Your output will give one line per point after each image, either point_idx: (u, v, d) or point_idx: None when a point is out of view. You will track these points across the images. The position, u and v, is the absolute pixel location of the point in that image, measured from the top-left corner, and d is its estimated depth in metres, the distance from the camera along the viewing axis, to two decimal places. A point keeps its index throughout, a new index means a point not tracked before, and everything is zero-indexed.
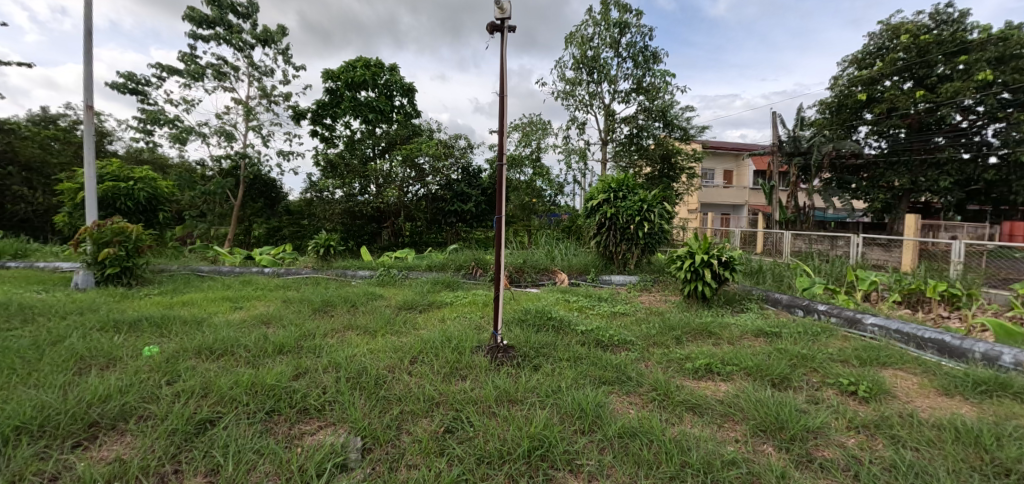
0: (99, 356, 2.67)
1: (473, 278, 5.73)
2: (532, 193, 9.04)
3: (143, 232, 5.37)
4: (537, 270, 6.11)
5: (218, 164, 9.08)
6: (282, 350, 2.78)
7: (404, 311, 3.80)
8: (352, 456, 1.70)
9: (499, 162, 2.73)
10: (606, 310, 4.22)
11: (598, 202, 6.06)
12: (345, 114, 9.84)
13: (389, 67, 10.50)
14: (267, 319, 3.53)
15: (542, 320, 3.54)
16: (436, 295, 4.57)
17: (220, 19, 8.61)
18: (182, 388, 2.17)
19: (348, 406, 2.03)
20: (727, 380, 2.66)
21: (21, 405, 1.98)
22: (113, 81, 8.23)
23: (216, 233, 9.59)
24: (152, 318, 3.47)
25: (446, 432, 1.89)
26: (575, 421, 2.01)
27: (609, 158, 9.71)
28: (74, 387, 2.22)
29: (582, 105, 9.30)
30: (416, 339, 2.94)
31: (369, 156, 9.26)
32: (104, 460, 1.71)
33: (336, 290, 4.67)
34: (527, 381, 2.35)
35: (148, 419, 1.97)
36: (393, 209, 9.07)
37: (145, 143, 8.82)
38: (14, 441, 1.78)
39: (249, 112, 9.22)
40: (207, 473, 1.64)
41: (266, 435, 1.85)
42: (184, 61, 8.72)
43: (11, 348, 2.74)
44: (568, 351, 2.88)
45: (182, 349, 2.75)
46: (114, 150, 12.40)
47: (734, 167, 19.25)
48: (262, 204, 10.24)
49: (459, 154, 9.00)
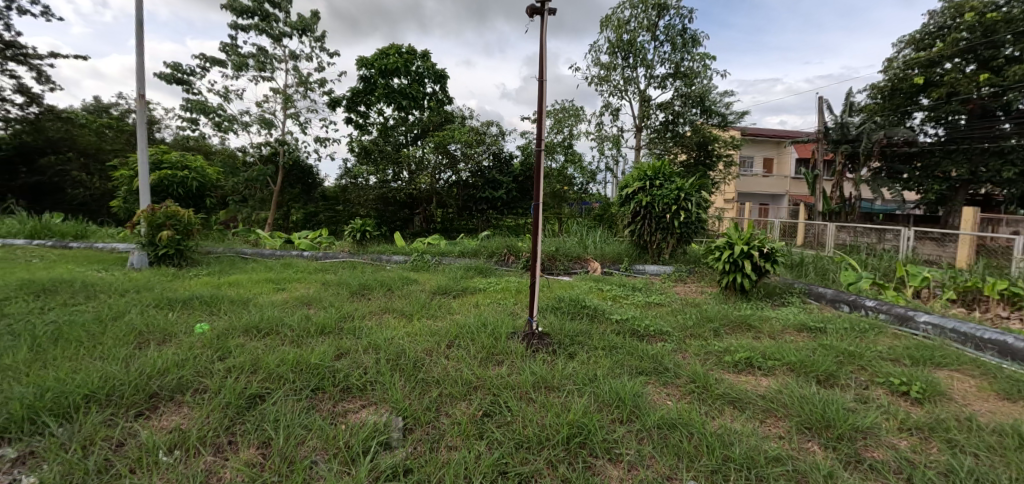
0: (155, 332, 2.83)
1: (506, 265, 5.75)
2: (563, 181, 8.89)
3: (192, 216, 5.64)
4: (570, 258, 6.05)
5: (259, 150, 9.36)
6: (324, 330, 2.87)
7: (438, 296, 3.86)
8: (394, 435, 1.74)
9: (536, 145, 2.70)
10: (641, 299, 4.16)
11: (633, 190, 5.96)
12: (379, 102, 9.99)
13: (421, 53, 10.48)
14: (308, 300, 3.65)
15: (577, 308, 3.51)
16: (470, 280, 4.60)
17: (258, 9, 8.83)
18: (233, 364, 2.28)
19: (388, 387, 2.07)
20: (769, 374, 2.58)
21: (88, 376, 2.12)
22: (161, 72, 8.61)
23: (257, 218, 9.97)
24: (202, 297, 3.65)
25: (484, 416, 1.91)
26: (613, 410, 1.99)
27: (643, 146, 9.51)
28: (134, 360, 2.36)
29: (617, 90, 9.10)
30: (452, 324, 2.97)
31: (402, 143, 9.46)
32: (164, 429, 1.81)
33: (372, 274, 4.77)
34: (564, 368, 2.34)
35: (202, 392, 2.09)
36: (425, 195, 9.17)
37: (193, 131, 9.23)
38: (85, 408, 1.92)
39: (288, 100, 9.49)
40: (260, 446, 1.71)
41: (312, 411, 1.91)
42: (226, 51, 9.02)
43: (78, 322, 2.95)
44: (604, 340, 2.85)
45: (231, 327, 2.88)
46: (161, 137, 13.11)
47: (775, 155, 18.48)
48: (299, 190, 10.44)
49: (491, 141, 8.91)
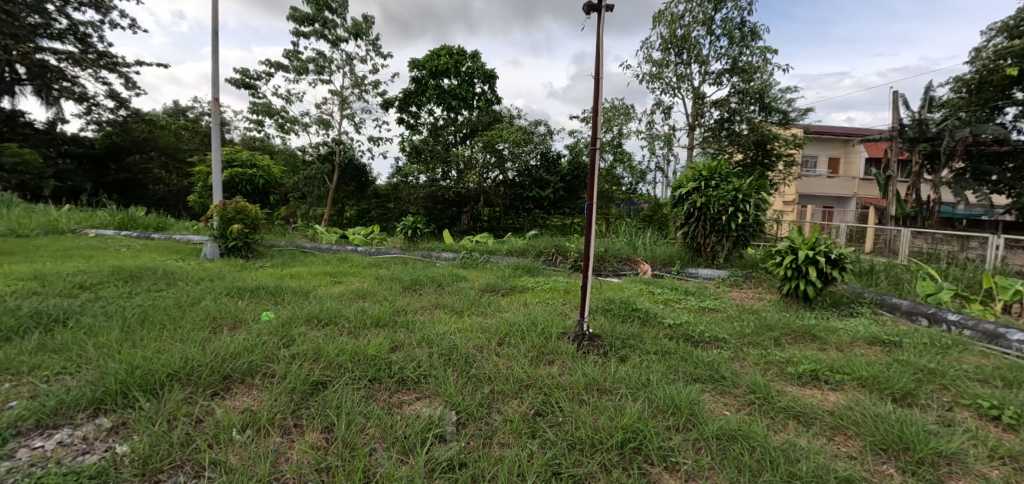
0: (228, 318, 3.04)
1: (553, 265, 5.72)
2: (611, 181, 8.72)
3: (258, 211, 6.03)
4: (619, 259, 5.95)
5: (317, 150, 9.83)
6: (379, 322, 2.98)
7: (487, 294, 3.90)
8: (449, 428, 1.78)
9: (592, 144, 2.71)
10: (694, 304, 4.01)
11: (687, 191, 5.75)
12: (429, 102, 10.23)
13: (472, 54, 10.56)
14: (363, 294, 3.79)
15: (628, 310, 3.43)
16: (518, 279, 4.63)
17: (318, 16, 9.28)
18: (297, 351, 2.41)
19: (442, 380, 2.12)
20: (837, 389, 2.41)
21: (172, 356, 2.31)
22: (231, 77, 9.24)
23: (315, 214, 10.49)
24: (268, 287, 3.89)
25: (536, 414, 1.91)
26: (668, 416, 1.93)
27: (696, 144, 9.16)
28: (210, 344, 2.55)
29: (670, 88, 8.81)
30: (502, 321, 2.99)
31: (451, 142, 9.64)
32: (237, 409, 1.94)
33: (422, 270, 4.90)
34: (616, 371, 2.30)
35: (270, 376, 2.22)
36: (473, 194, 9.29)
37: (259, 132, 9.85)
38: (170, 385, 2.09)
39: (344, 102, 9.90)
40: (323, 430, 1.80)
41: (369, 400, 1.98)
42: (289, 57, 9.55)
43: (161, 306, 3.22)
44: (656, 344, 2.76)
45: (295, 316, 3.05)
46: (231, 138, 14.09)
47: (842, 155, 17.36)
48: (353, 188, 10.65)
49: (538, 140, 8.91)
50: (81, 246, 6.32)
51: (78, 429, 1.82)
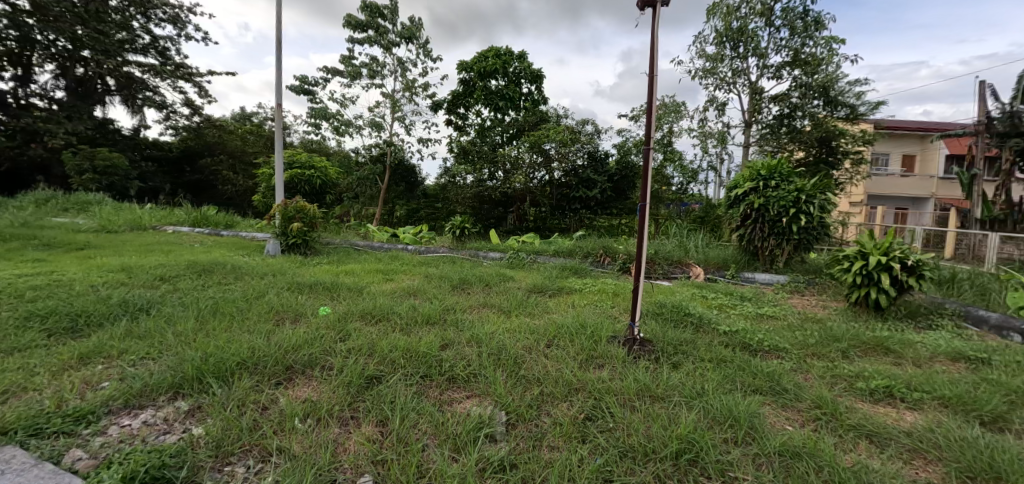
0: (290, 312, 3.22)
1: (601, 266, 5.64)
2: (661, 181, 8.48)
3: (316, 210, 6.34)
4: (670, 262, 5.77)
5: (370, 151, 10.21)
6: (429, 319, 3.06)
7: (535, 294, 3.90)
8: (498, 428, 1.79)
9: (646, 144, 2.66)
10: (751, 310, 3.82)
11: (744, 191, 5.48)
12: (477, 103, 10.36)
13: (519, 54, 10.60)
14: (414, 291, 3.90)
15: (680, 315, 3.31)
16: (566, 280, 4.60)
17: (371, 23, 9.63)
18: (353, 346, 2.51)
19: (492, 380, 2.14)
20: (915, 409, 2.21)
21: (240, 346, 2.48)
22: (292, 84, 9.77)
23: (367, 213, 10.89)
24: (325, 283, 4.08)
25: (586, 419, 1.89)
26: (726, 428, 1.85)
27: (752, 142, 8.73)
28: (274, 335, 2.71)
29: (725, 83, 8.44)
30: (550, 323, 2.97)
31: (498, 142, 9.72)
32: (298, 398, 2.05)
33: (470, 269, 4.97)
34: (669, 378, 2.22)
35: (328, 368, 2.33)
36: (520, 194, 9.32)
37: (316, 135, 10.35)
38: (240, 373, 2.24)
39: (395, 104, 10.22)
40: (378, 423, 1.86)
41: (421, 397, 2.03)
42: (344, 63, 9.97)
43: (231, 299, 3.46)
44: (711, 351, 2.65)
45: (350, 311, 3.18)
46: (291, 141, 14.92)
47: (917, 152, 15.95)
48: (403, 188, 11.15)
49: (586, 139, 8.80)
50: (162, 242, 6.90)
51: (160, 411, 1.98)
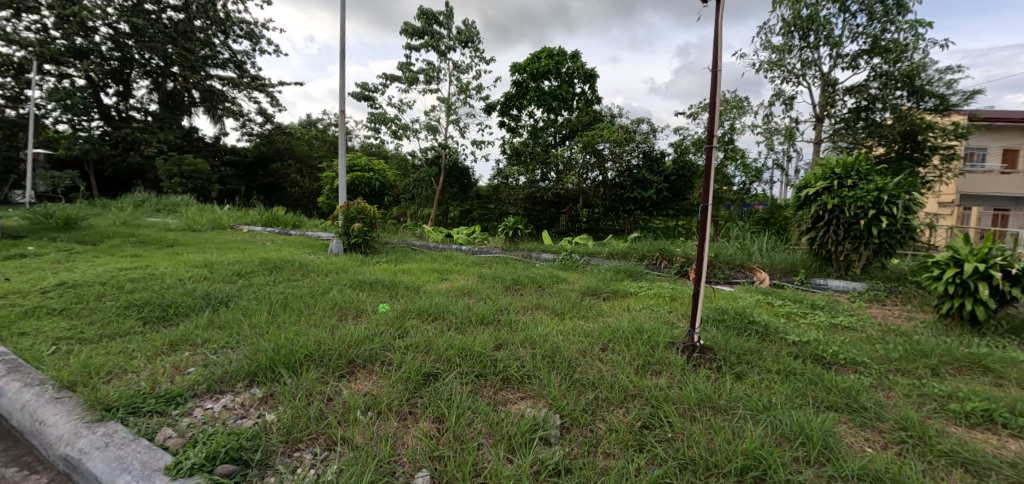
0: (352, 308, 3.39)
1: (657, 269, 5.47)
2: (721, 181, 8.11)
3: (376, 211, 6.62)
4: (732, 266, 5.47)
5: (426, 154, 10.53)
6: (483, 319, 3.10)
7: (588, 297, 3.85)
8: (553, 432, 1.79)
9: (708, 143, 2.55)
10: (824, 320, 3.54)
11: (815, 191, 5.11)
12: (530, 104, 10.39)
13: (572, 54, 10.50)
14: (468, 291, 3.97)
15: (744, 323, 3.13)
16: (621, 283, 4.50)
17: (427, 30, 9.92)
18: (410, 342, 2.60)
19: (546, 382, 2.13)
20: (1021, 438, 1.96)
21: (308, 338, 2.63)
22: (354, 91, 10.26)
23: (423, 214, 11.23)
24: (384, 281, 4.25)
25: (643, 427, 1.83)
26: (796, 446, 1.73)
27: (824, 138, 8.12)
28: (339, 330, 2.86)
29: (793, 76, 7.90)
30: (604, 326, 2.92)
31: (551, 143, 9.70)
32: (359, 391, 2.15)
33: (523, 270, 4.99)
34: (732, 389, 2.11)
35: (387, 364, 2.42)
36: (572, 195, 9.25)
37: (376, 139, 10.81)
38: (308, 365, 2.38)
39: (450, 108, 10.47)
40: (435, 419, 1.91)
41: (476, 395, 2.06)
42: (402, 69, 10.34)
43: (299, 295, 3.69)
44: (778, 362, 2.49)
45: (407, 309, 3.29)
46: (353, 145, 15.69)
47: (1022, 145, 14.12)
48: (457, 189, 11.25)
49: (641, 139, 8.56)
50: (239, 240, 7.49)
51: (238, 396, 2.15)
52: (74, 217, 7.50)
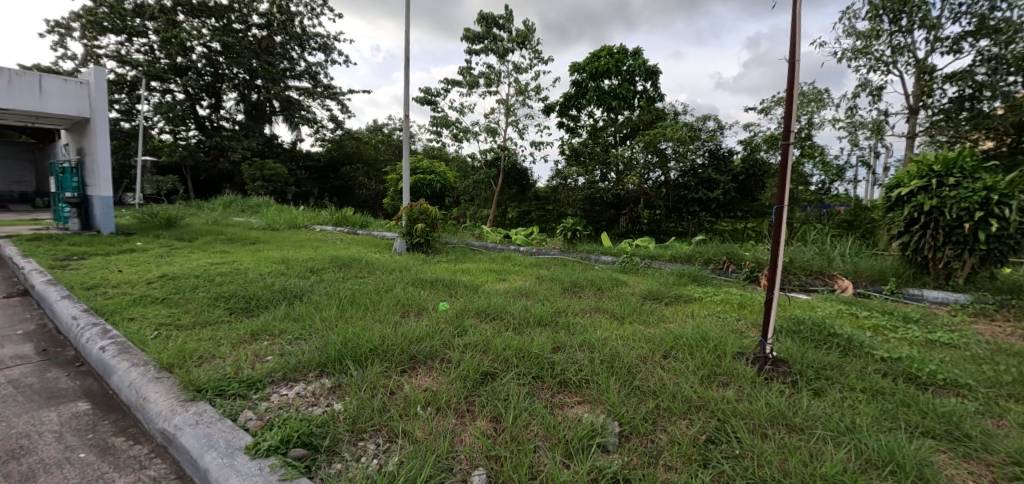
0: (414, 306, 3.50)
1: (724, 274, 5.18)
2: (796, 181, 7.56)
3: (437, 212, 6.83)
4: (809, 272, 5.05)
5: (485, 156, 10.72)
6: (541, 321, 3.09)
7: (650, 301, 3.72)
8: (611, 439, 1.74)
9: (783, 139, 2.37)
10: (919, 335, 3.17)
11: (909, 191, 4.60)
12: (589, 104, 10.25)
13: (634, 51, 10.21)
14: (526, 292, 3.98)
15: (823, 335, 2.88)
16: (684, 288, 4.31)
17: (487, 34, 10.09)
18: (469, 341, 2.64)
19: (604, 388, 2.09)
20: None
21: (373, 333, 2.75)
22: (417, 96, 10.64)
23: (482, 215, 11.43)
24: (445, 280, 4.36)
25: (708, 441, 1.74)
26: (884, 474, 1.57)
27: (920, 132, 7.31)
28: (401, 326, 2.97)
29: (881, 64, 7.17)
30: (667, 333, 2.81)
31: (610, 143, 9.51)
32: (420, 387, 2.22)
33: (581, 273, 4.92)
34: (809, 406, 1.95)
35: (446, 361, 2.48)
36: (633, 196, 9.00)
37: (438, 142, 11.14)
38: (372, 358, 2.49)
39: (509, 110, 10.56)
40: (492, 419, 1.93)
41: (533, 397, 2.06)
42: (463, 73, 10.59)
43: (365, 291, 3.88)
44: (863, 380, 2.26)
45: (466, 308, 3.36)
46: (415, 148, 16.27)
47: None
48: (516, 190, 11.27)
49: (707, 136, 8.15)
50: (312, 239, 8.02)
51: (310, 385, 2.29)
52: (175, 217, 8.38)
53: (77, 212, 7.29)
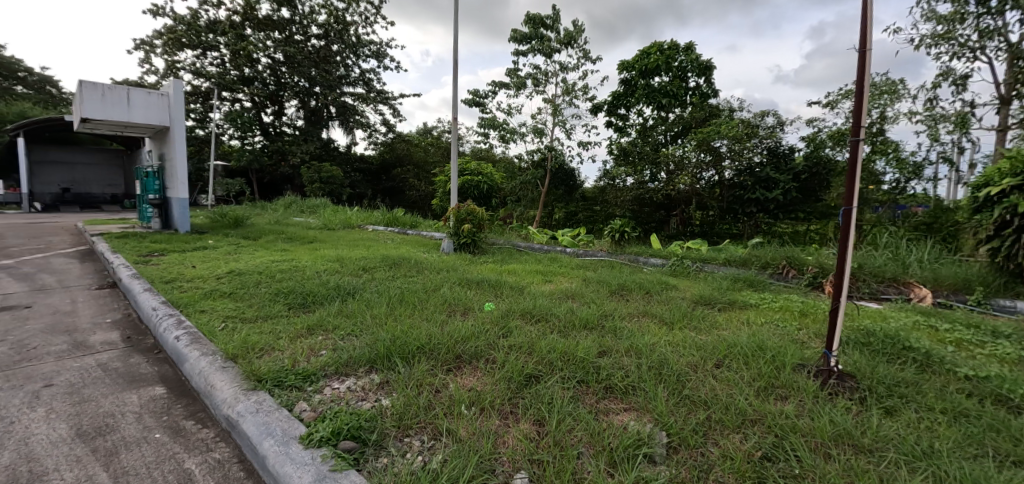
0: (460, 305, 3.56)
1: (783, 279, 4.88)
2: (867, 180, 6.99)
3: (484, 213, 6.90)
4: (881, 279, 4.65)
5: (531, 156, 10.70)
6: (587, 324, 3.04)
7: (701, 307, 3.57)
8: (658, 450, 1.68)
9: (852, 135, 2.20)
10: (1012, 351, 2.84)
11: (1001, 191, 4.12)
12: (639, 102, 10.00)
13: (686, 46, 9.85)
14: (572, 294, 3.93)
15: (896, 349, 2.64)
16: (739, 293, 4.11)
17: (535, 34, 10.08)
18: (514, 343, 2.64)
19: (652, 395, 2.02)
20: None
21: (420, 332, 2.82)
22: (466, 99, 10.82)
23: (528, 215, 11.44)
24: (491, 281, 4.40)
25: (764, 458, 1.63)
26: None
27: (1014, 124, 6.55)
28: (447, 325, 3.01)
29: (967, 50, 6.49)
30: (720, 340, 2.68)
31: (661, 142, 9.25)
32: (465, 386, 2.24)
33: (629, 275, 4.80)
34: (880, 426, 1.79)
35: (491, 362, 2.49)
36: (684, 196, 8.68)
37: (485, 143, 11.26)
38: (418, 356, 2.55)
39: (556, 110, 10.50)
40: (535, 422, 1.91)
41: (577, 402, 2.03)
42: (510, 75, 10.65)
43: (414, 290, 3.98)
44: (943, 400, 2.05)
45: (511, 309, 3.36)
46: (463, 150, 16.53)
47: None
48: (563, 191, 11.20)
49: (765, 133, 7.73)
50: (365, 238, 8.34)
51: (360, 380, 2.37)
52: (242, 217, 8.99)
53: (158, 212, 8.06)
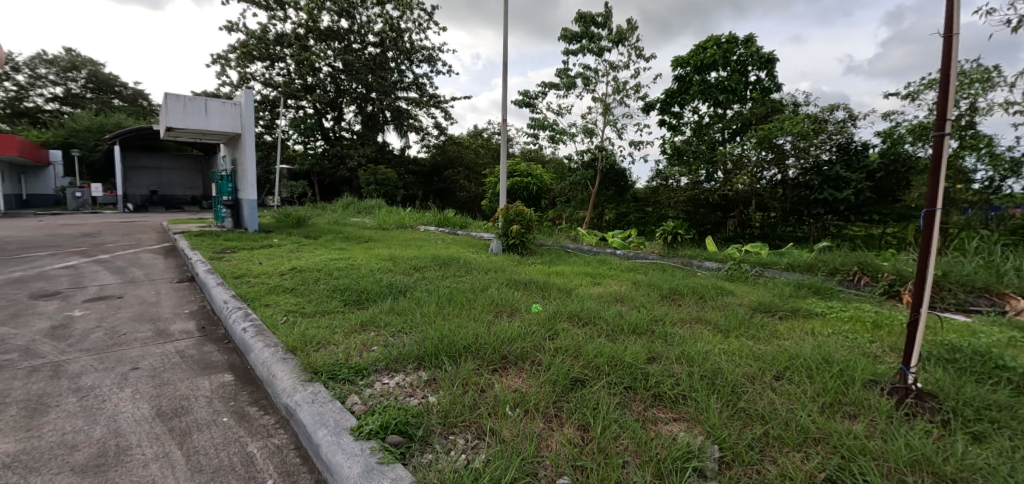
0: (507, 306, 3.57)
1: (853, 287, 4.50)
2: (955, 179, 6.31)
3: (532, 214, 6.89)
4: (971, 290, 4.18)
5: (581, 157, 10.56)
6: (636, 329, 2.95)
7: (760, 314, 3.37)
8: (710, 465, 1.59)
9: (936, 129, 1.99)
10: None
11: None
12: (694, 99, 9.62)
13: (745, 39, 9.35)
14: (621, 297, 3.84)
15: (988, 368, 2.35)
16: (803, 300, 3.84)
17: (585, 33, 9.97)
18: (559, 345, 2.62)
19: (703, 406, 1.92)
20: None
21: (467, 331, 2.86)
22: (516, 100, 10.87)
23: (578, 216, 11.31)
24: (538, 282, 4.39)
25: (828, 481, 1.51)
26: None
27: None
28: (494, 325, 3.04)
29: None
30: (780, 350, 2.51)
31: (718, 140, 8.85)
32: (509, 387, 2.25)
33: (682, 279, 4.62)
34: (968, 454, 1.60)
35: (536, 364, 2.48)
36: (743, 197, 8.25)
37: (535, 144, 11.26)
38: (464, 355, 2.58)
39: (606, 109, 10.32)
40: (580, 426, 1.88)
41: (624, 409, 1.97)
42: (560, 75, 10.58)
43: (462, 290, 4.04)
44: None
45: (558, 311, 3.33)
46: (512, 151, 16.63)
47: None
48: (613, 191, 10.99)
49: (834, 129, 7.19)
50: (417, 238, 8.59)
51: (408, 377, 2.44)
52: (304, 217, 9.52)
53: (230, 213, 8.74)
